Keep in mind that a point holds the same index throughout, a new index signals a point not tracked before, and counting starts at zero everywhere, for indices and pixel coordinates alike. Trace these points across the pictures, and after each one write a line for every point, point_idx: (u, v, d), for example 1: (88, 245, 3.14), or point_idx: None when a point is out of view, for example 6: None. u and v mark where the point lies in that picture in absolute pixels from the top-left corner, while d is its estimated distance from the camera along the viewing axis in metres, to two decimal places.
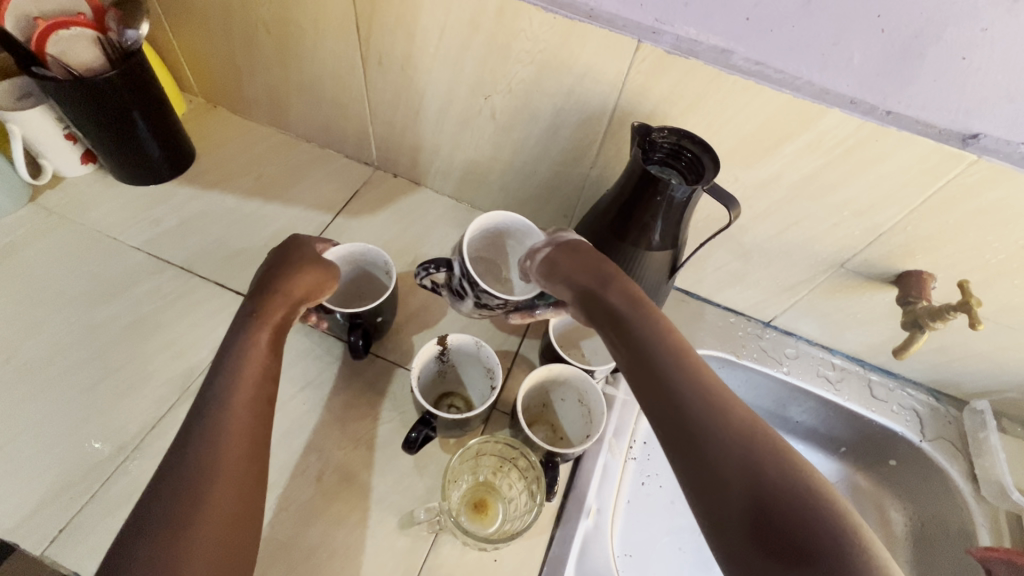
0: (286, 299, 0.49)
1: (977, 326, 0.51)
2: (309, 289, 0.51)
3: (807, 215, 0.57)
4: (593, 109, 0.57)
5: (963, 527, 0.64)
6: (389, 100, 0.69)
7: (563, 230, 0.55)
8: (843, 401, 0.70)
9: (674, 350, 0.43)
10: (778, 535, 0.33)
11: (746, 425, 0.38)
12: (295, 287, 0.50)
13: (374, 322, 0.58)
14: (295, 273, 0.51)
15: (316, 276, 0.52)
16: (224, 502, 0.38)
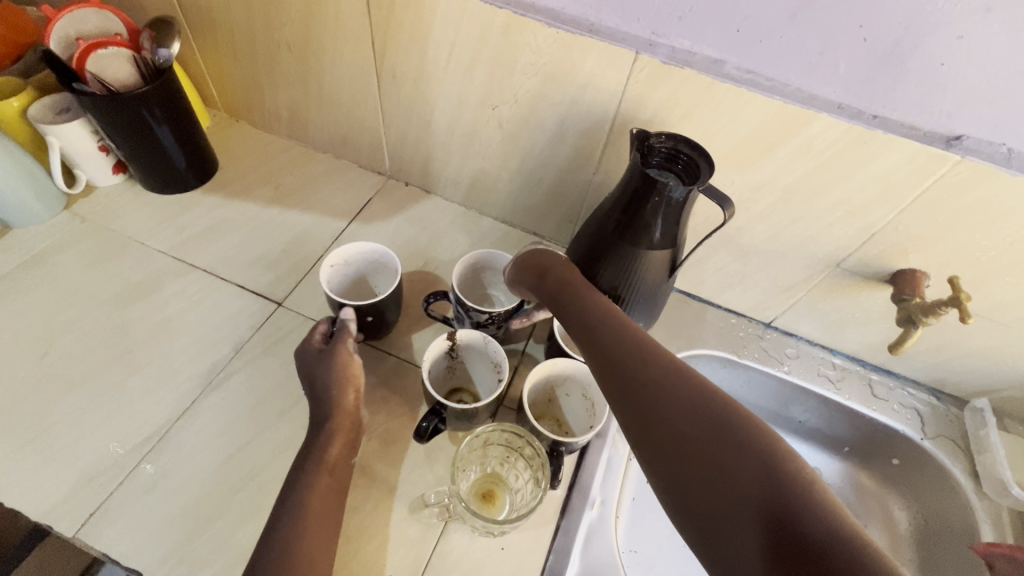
0: (347, 424, 0.50)
1: (968, 320, 0.52)
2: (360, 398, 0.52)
3: (802, 216, 0.60)
4: (595, 117, 0.60)
5: (965, 523, 0.64)
6: (402, 113, 0.72)
7: (537, 254, 0.59)
8: (843, 400, 0.71)
9: (632, 338, 0.47)
10: (767, 485, 0.35)
11: (706, 391, 0.41)
12: (348, 407, 0.51)
13: (365, 321, 0.59)
14: (339, 396, 0.51)
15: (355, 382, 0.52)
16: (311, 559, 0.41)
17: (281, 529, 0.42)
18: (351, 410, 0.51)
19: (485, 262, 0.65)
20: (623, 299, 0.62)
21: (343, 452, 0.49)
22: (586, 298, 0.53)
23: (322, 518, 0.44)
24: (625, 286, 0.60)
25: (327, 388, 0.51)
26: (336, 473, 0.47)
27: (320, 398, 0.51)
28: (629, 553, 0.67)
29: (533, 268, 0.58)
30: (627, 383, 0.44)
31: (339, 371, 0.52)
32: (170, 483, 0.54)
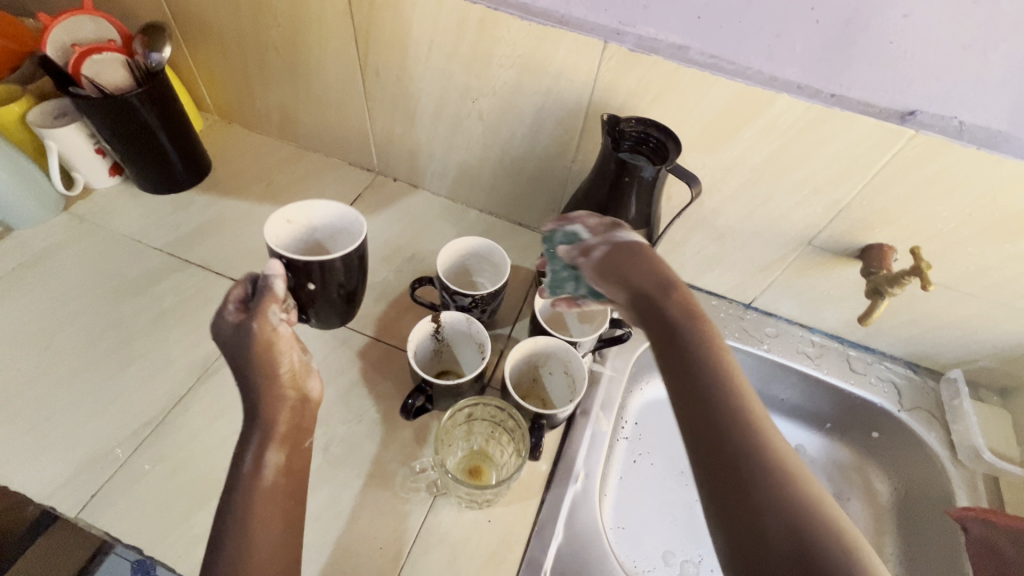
0: (289, 409, 0.47)
1: (928, 287, 0.54)
2: (298, 373, 0.48)
3: (771, 195, 0.62)
4: (569, 107, 0.63)
5: (942, 488, 0.66)
6: (387, 109, 0.75)
7: (628, 237, 0.49)
8: (822, 374, 0.74)
9: (746, 414, 0.35)
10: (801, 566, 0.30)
11: (826, 531, 0.31)
12: (285, 392, 0.47)
13: (305, 289, 0.54)
14: (272, 380, 0.47)
15: (285, 359, 0.47)
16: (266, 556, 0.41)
17: (224, 556, 0.40)
18: (290, 393, 0.48)
19: (469, 250, 0.68)
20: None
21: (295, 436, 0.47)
22: (689, 335, 0.40)
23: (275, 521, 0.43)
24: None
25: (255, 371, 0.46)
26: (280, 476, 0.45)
27: (249, 381, 0.47)
28: (618, 529, 0.69)
29: (621, 266, 0.47)
30: (720, 469, 0.34)
31: (266, 355, 0.46)
32: (167, 465, 0.56)
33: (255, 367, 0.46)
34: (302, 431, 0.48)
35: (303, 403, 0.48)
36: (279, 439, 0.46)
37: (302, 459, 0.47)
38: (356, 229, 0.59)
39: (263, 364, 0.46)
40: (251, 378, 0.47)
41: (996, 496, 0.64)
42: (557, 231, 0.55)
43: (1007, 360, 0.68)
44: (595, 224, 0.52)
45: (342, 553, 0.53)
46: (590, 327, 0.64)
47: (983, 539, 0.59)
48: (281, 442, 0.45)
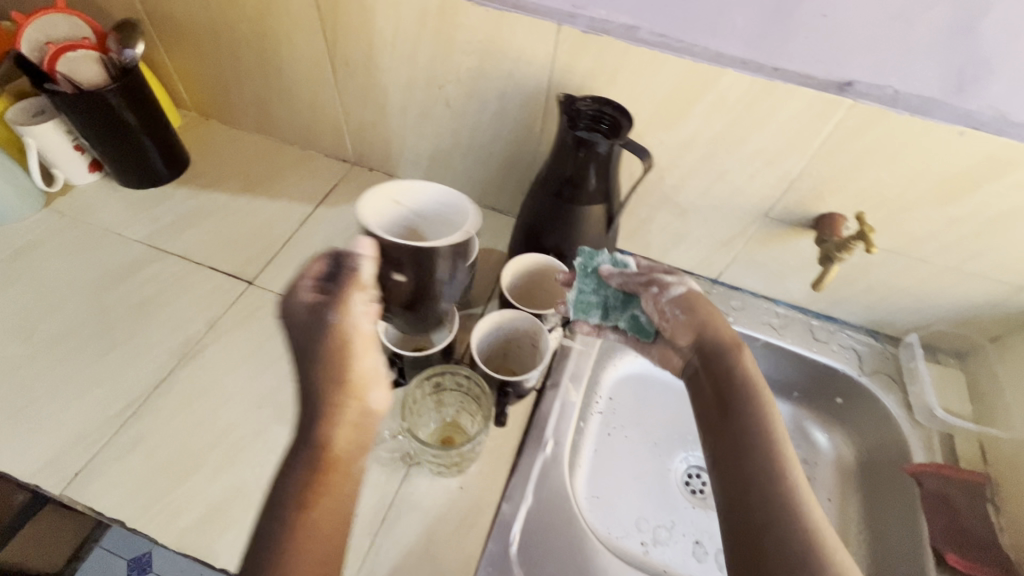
0: (349, 425, 0.42)
1: (871, 250, 0.57)
2: (369, 381, 0.44)
3: (726, 170, 0.65)
4: (530, 90, 0.66)
5: (899, 447, 0.69)
6: (358, 99, 0.77)
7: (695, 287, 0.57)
8: (786, 344, 0.76)
9: (786, 468, 0.43)
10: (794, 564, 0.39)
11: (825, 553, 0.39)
12: (351, 404, 0.42)
13: (390, 282, 0.52)
14: (338, 386, 0.42)
15: (359, 363, 0.43)
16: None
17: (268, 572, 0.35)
18: (356, 404, 0.43)
19: None
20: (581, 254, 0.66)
21: (352, 446, 0.42)
22: (744, 386, 0.49)
23: (328, 536, 0.38)
24: (575, 241, 0.65)
25: (327, 369, 0.42)
26: (323, 512, 0.38)
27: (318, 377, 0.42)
28: (592, 499, 0.71)
29: (692, 313, 0.55)
30: (745, 493, 0.43)
31: (338, 350, 0.43)
32: (148, 444, 0.58)
33: (326, 364, 0.42)
34: (352, 456, 0.42)
35: (365, 417, 0.43)
36: (330, 466, 0.40)
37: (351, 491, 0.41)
38: (470, 226, 0.54)
39: (334, 366, 0.42)
40: (319, 381, 0.42)
41: (950, 452, 0.67)
42: (603, 255, 0.61)
43: (961, 323, 0.71)
44: (649, 266, 0.61)
45: None
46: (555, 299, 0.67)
47: (937, 493, 0.62)
48: (329, 468, 0.40)
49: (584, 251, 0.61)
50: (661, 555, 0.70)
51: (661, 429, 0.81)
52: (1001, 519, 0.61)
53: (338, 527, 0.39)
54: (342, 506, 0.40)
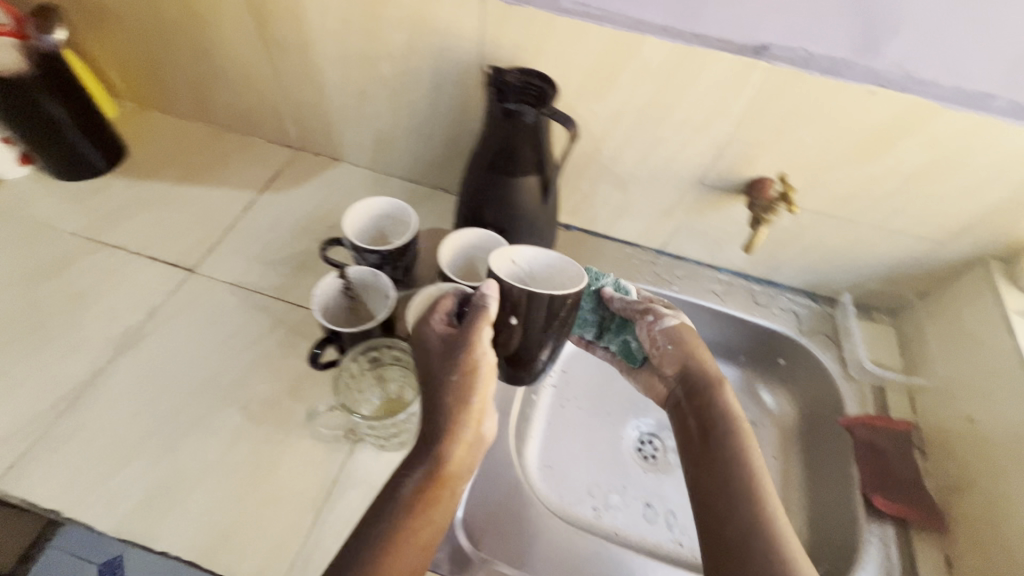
0: (464, 449, 0.48)
1: (793, 208, 0.62)
2: (486, 411, 0.50)
3: (658, 138, 0.66)
4: (462, 64, 0.66)
5: (835, 401, 0.71)
6: (295, 81, 0.76)
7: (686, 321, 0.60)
8: (728, 309, 0.78)
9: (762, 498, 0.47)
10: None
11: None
12: (471, 429, 0.48)
13: (506, 325, 0.51)
14: (465, 413, 0.48)
15: (483, 391, 0.49)
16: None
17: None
18: (473, 429, 0.48)
19: (382, 214, 0.69)
20: (522, 226, 0.67)
21: (457, 469, 0.48)
22: (724, 422, 0.53)
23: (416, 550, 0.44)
24: (515, 214, 0.65)
25: (451, 398, 0.48)
26: (427, 518, 0.45)
27: (434, 401, 0.48)
28: (544, 468, 0.74)
29: (680, 346, 0.58)
30: (721, 520, 0.47)
31: (466, 375, 0.48)
32: (86, 434, 0.58)
33: (444, 390, 0.48)
34: (460, 475, 0.48)
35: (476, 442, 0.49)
36: (439, 480, 0.47)
37: (451, 504, 0.47)
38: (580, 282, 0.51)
39: (461, 392, 0.48)
40: (446, 403, 0.47)
41: (881, 403, 0.70)
42: (608, 277, 0.64)
43: (891, 280, 0.74)
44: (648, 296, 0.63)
45: (261, 499, 0.55)
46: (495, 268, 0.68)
47: (867, 442, 0.65)
48: (439, 483, 0.46)
49: (590, 270, 0.65)
50: (613, 519, 0.72)
51: (614, 399, 0.82)
52: (927, 464, 0.65)
53: (428, 541, 0.45)
54: (442, 516, 0.46)
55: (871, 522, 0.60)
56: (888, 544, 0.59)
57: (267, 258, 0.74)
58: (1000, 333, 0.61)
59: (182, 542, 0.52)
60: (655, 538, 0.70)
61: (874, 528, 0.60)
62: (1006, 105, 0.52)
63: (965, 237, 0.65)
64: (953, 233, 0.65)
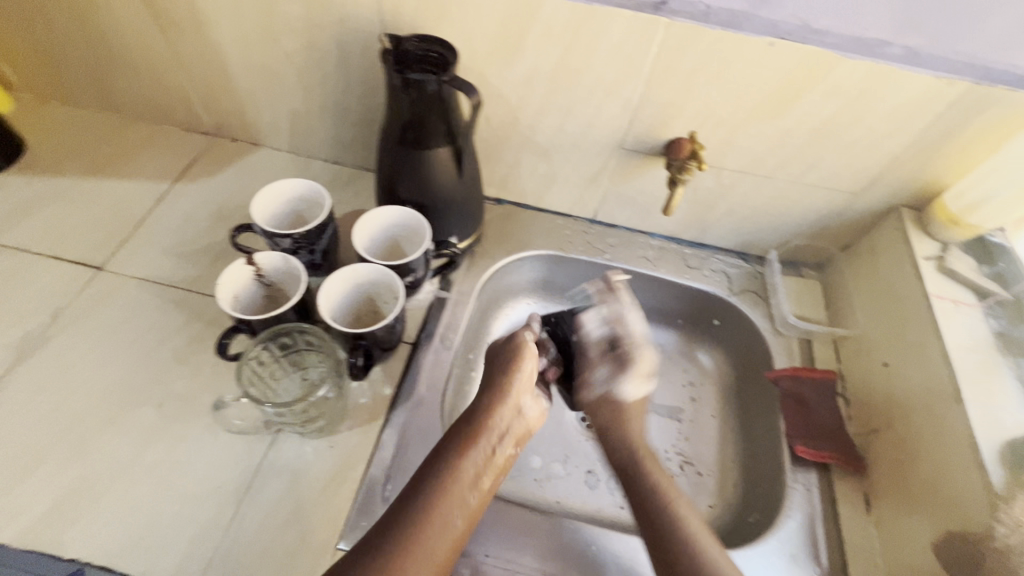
0: (511, 413, 0.60)
1: (702, 166, 0.61)
2: (529, 389, 0.64)
3: (573, 104, 0.65)
4: (367, 35, 0.63)
5: (764, 357, 0.73)
6: (198, 63, 0.72)
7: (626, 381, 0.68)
8: (660, 274, 0.78)
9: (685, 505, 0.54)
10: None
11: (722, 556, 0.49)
12: (518, 396, 0.61)
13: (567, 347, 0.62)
14: (513, 380, 0.62)
15: (525, 368, 0.64)
16: (463, 499, 0.51)
17: (432, 487, 0.50)
18: (520, 399, 0.62)
19: (298, 198, 0.66)
20: (442, 200, 0.65)
21: (514, 431, 0.60)
22: (644, 465, 0.60)
23: (479, 481, 0.54)
24: (433, 188, 0.64)
25: (510, 373, 0.63)
26: (474, 462, 0.54)
27: (495, 381, 0.63)
28: None
29: (603, 407, 0.67)
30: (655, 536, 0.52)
31: (518, 362, 0.64)
32: None
33: (506, 369, 0.63)
34: (513, 437, 0.60)
35: (520, 412, 0.61)
36: (490, 434, 0.57)
37: (501, 458, 0.57)
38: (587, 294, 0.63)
39: (515, 369, 0.63)
40: (497, 377, 0.63)
41: (807, 355, 0.71)
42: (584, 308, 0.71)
43: (814, 236, 0.75)
44: (608, 352, 0.69)
45: (178, 497, 0.54)
46: (417, 242, 0.66)
47: (792, 393, 0.67)
48: (499, 435, 0.58)
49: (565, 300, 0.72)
50: (555, 489, 0.72)
51: None
52: (850, 410, 0.65)
53: (486, 475, 0.55)
54: (491, 463, 0.56)
55: (796, 470, 0.61)
56: (811, 489, 0.60)
57: (182, 251, 0.71)
58: (911, 280, 0.63)
59: (92, 546, 0.50)
60: (596, 503, 0.71)
61: (799, 476, 0.61)
62: (900, 51, 0.52)
63: (877, 187, 0.66)
64: (865, 184, 0.66)
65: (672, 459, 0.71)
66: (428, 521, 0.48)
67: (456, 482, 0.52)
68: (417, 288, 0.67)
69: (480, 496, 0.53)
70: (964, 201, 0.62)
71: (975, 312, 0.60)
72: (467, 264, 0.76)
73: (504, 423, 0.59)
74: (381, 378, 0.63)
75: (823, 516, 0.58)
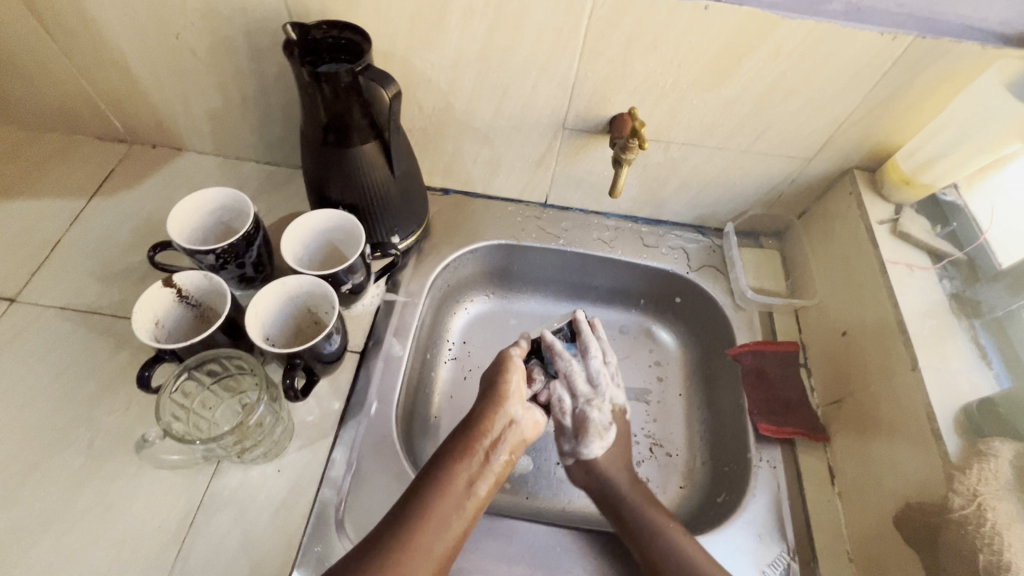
0: (505, 422, 0.59)
1: (644, 144, 0.57)
2: (520, 399, 0.61)
3: (508, 84, 0.60)
4: (276, 23, 0.58)
5: (726, 333, 0.71)
6: (96, 66, 0.66)
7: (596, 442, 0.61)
8: (617, 255, 0.75)
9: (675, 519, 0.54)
10: None
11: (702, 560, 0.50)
12: (510, 406, 0.59)
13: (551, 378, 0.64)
14: (503, 391, 0.60)
15: (513, 380, 0.61)
16: (450, 514, 0.50)
17: (420, 501, 0.50)
18: (511, 409, 0.59)
19: (221, 207, 0.61)
20: (378, 199, 0.61)
21: (513, 439, 0.58)
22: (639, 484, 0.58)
23: (472, 492, 0.53)
24: (365, 187, 0.59)
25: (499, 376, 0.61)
26: (469, 467, 0.54)
27: (488, 387, 0.61)
28: None
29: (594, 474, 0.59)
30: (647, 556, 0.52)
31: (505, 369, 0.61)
32: None
33: (495, 376, 0.61)
34: (510, 442, 0.58)
35: (514, 421, 0.59)
36: (483, 441, 0.56)
37: (496, 466, 0.56)
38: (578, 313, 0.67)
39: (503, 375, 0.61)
40: (487, 390, 0.60)
41: (768, 328, 0.70)
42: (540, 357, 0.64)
43: (769, 204, 0.73)
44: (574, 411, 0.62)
45: (117, 541, 0.50)
46: (354, 245, 0.62)
47: (754, 368, 0.65)
48: (491, 443, 0.57)
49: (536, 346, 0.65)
50: (525, 483, 0.68)
51: None
52: (811, 381, 0.65)
53: (479, 487, 0.53)
54: (487, 470, 0.55)
55: (760, 448, 0.60)
56: (776, 467, 0.59)
57: (104, 273, 0.66)
58: (865, 246, 0.62)
59: None
60: (568, 495, 0.67)
61: (763, 453, 0.60)
62: (841, 8, 0.50)
63: (828, 151, 0.64)
64: (816, 148, 0.64)
65: (641, 442, 0.70)
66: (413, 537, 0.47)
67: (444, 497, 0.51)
68: (360, 293, 0.64)
69: (477, 500, 0.53)
70: (916, 160, 0.60)
71: (930, 276, 0.59)
72: (414, 262, 0.72)
73: (497, 430, 0.58)
74: (328, 392, 0.60)
75: (788, 494, 0.58)
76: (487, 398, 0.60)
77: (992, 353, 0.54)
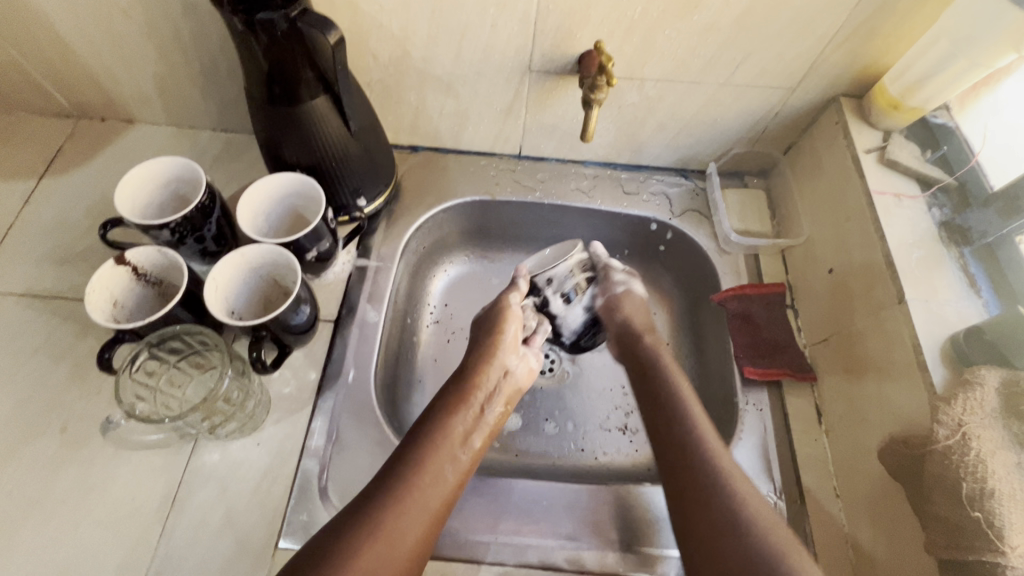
0: (498, 374, 0.59)
1: (611, 81, 0.54)
2: (514, 348, 0.61)
3: (465, 26, 0.56)
4: None
5: (711, 279, 0.69)
6: (21, 35, 0.61)
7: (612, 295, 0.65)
8: (597, 205, 0.72)
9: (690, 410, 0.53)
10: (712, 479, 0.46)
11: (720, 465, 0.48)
12: (503, 355, 0.59)
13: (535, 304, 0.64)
14: (497, 341, 0.60)
15: (509, 330, 0.61)
16: (447, 466, 0.50)
17: (411, 455, 0.49)
18: (505, 360, 0.59)
19: (175, 178, 0.58)
20: (337, 158, 0.57)
21: (507, 393, 0.59)
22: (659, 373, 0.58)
23: (465, 444, 0.52)
24: (322, 145, 0.56)
25: (491, 324, 0.62)
26: (464, 421, 0.54)
27: (479, 338, 0.61)
28: None
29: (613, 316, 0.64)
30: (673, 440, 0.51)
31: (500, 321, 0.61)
32: None
33: (488, 329, 0.61)
34: (502, 394, 0.58)
35: (508, 371, 0.59)
36: (478, 394, 0.56)
37: (490, 418, 0.56)
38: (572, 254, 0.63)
39: (496, 327, 0.61)
40: (481, 342, 0.60)
41: (754, 270, 0.68)
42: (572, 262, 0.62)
43: (753, 141, 0.70)
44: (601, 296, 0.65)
45: (100, 524, 0.50)
46: (314, 210, 0.59)
47: (740, 313, 0.64)
48: (486, 395, 0.57)
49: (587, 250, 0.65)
50: (514, 441, 0.67)
51: None
52: (799, 323, 0.64)
53: (472, 440, 0.53)
54: (481, 422, 0.55)
55: (747, 392, 0.59)
56: (763, 410, 0.58)
57: (60, 256, 0.64)
58: (852, 178, 0.59)
59: None
60: (557, 450, 0.67)
61: (749, 397, 0.59)
62: None
63: (812, 79, 0.60)
64: (800, 76, 0.60)
65: None
66: (410, 488, 0.47)
67: (439, 453, 0.50)
68: (328, 261, 0.62)
69: (472, 452, 0.53)
70: (905, 82, 0.56)
71: (919, 205, 0.56)
72: (385, 225, 0.69)
73: (490, 382, 0.58)
74: (304, 364, 0.59)
75: (775, 436, 0.57)
76: (478, 351, 0.60)
77: (981, 280, 0.52)
